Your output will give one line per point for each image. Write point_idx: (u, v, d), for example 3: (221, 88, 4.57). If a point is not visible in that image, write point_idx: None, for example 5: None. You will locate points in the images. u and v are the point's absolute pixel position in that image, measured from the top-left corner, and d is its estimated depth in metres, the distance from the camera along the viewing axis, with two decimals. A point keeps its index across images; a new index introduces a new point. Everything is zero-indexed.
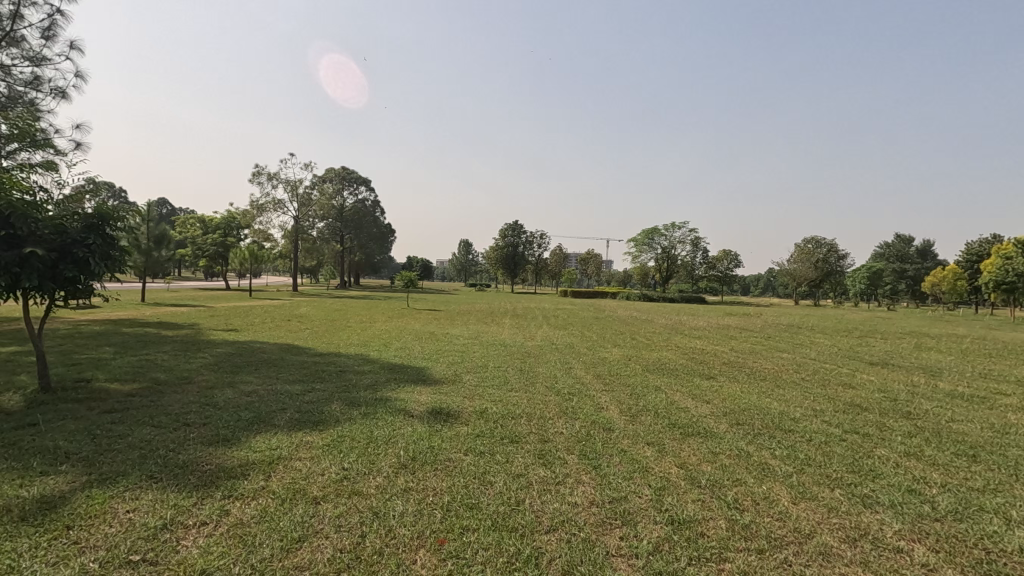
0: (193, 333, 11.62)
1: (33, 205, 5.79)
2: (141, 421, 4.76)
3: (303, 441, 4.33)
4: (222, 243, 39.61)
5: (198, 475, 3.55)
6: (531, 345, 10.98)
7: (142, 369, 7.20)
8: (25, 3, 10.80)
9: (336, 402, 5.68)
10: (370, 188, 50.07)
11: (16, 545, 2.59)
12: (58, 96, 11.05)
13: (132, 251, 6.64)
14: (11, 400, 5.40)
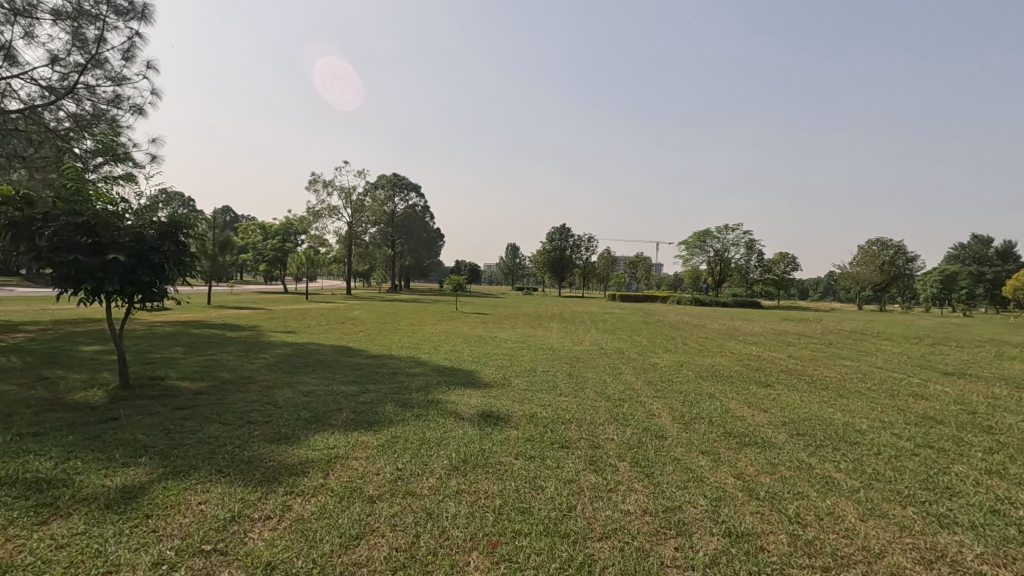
0: (255, 334, 12.19)
1: (115, 215, 6.24)
2: (209, 418, 5.03)
3: (358, 441, 4.47)
4: (281, 248, 41.40)
5: (262, 471, 3.72)
6: (579, 350, 10.91)
7: (209, 369, 7.62)
8: (109, 28, 11.67)
9: (389, 403, 5.83)
10: (420, 193, 51.14)
11: (102, 531, 2.79)
12: (136, 113, 11.87)
13: (203, 257, 7.04)
14: (95, 395, 5.82)
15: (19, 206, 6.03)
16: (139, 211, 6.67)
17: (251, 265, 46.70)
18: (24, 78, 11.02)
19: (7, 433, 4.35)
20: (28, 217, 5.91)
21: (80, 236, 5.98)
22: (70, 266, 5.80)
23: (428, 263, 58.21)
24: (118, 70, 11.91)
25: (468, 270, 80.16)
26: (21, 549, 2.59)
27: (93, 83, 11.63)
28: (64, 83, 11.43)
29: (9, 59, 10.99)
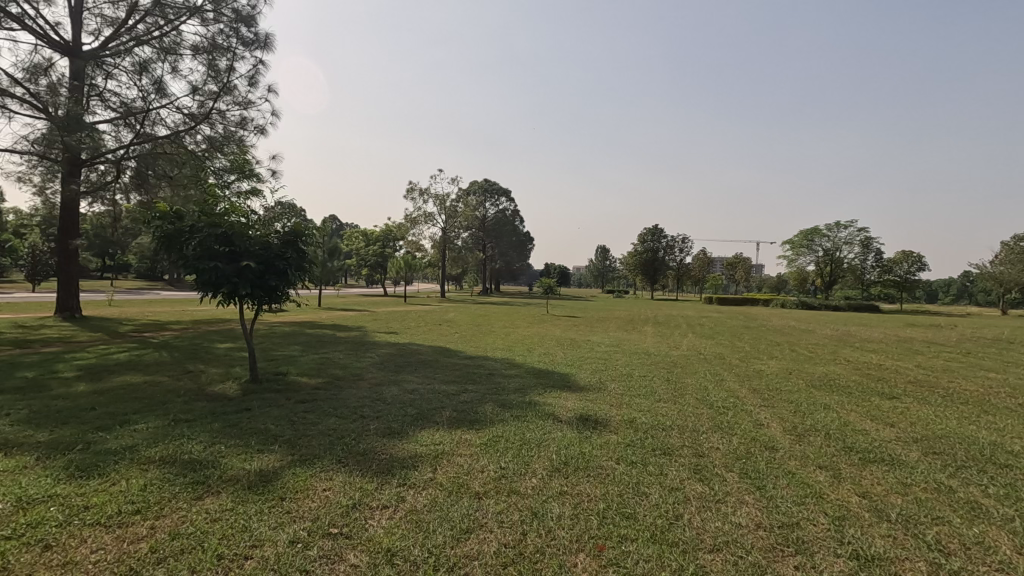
0: (361, 334, 13.00)
1: (247, 227, 6.94)
2: (326, 412, 5.44)
3: (462, 438, 4.65)
4: (381, 253, 43.84)
5: (377, 463, 3.98)
6: (676, 355, 10.55)
7: (324, 366, 8.26)
8: (237, 58, 13.04)
9: (489, 404, 5.99)
10: (510, 198, 52.01)
11: (247, 508, 3.13)
12: (260, 133, 13.14)
13: (321, 263, 7.62)
14: (230, 387, 6.52)
15: (171, 220, 6.92)
16: (267, 220, 7.35)
17: (355, 270, 49.94)
18: (170, 108, 12.59)
19: (165, 418, 4.99)
20: (178, 230, 6.77)
21: (218, 246, 6.73)
22: (211, 273, 6.55)
23: (518, 266, 58.95)
24: (245, 96, 13.26)
25: (557, 271, 81.55)
26: (183, 519, 2.97)
27: (225, 109, 13.04)
28: (202, 110, 12.91)
29: (158, 92, 12.60)
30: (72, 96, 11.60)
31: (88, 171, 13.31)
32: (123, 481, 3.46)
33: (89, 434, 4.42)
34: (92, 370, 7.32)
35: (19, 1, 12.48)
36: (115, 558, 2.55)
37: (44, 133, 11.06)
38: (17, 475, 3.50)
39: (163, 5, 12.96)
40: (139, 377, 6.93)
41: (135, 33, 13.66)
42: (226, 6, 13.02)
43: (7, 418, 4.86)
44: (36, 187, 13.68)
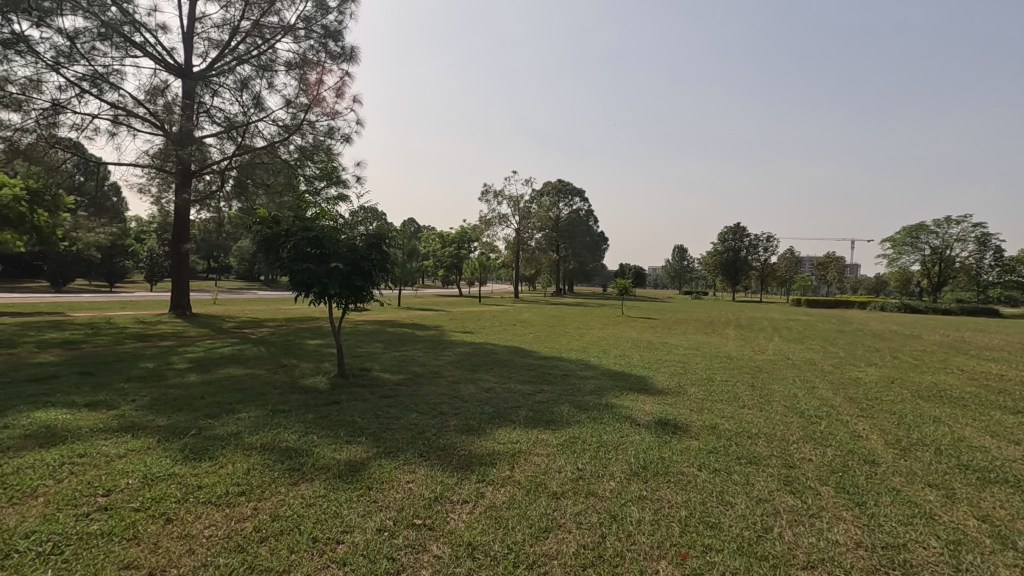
0: (438, 333, 13.38)
1: (336, 230, 7.36)
2: (408, 407, 5.65)
3: (539, 438, 4.67)
4: (457, 254, 44.88)
5: (457, 458, 4.08)
6: (762, 360, 10.01)
7: (404, 363, 8.58)
8: (326, 71, 13.85)
9: (566, 404, 5.97)
10: (583, 198, 51.63)
11: (338, 496, 3.32)
12: (346, 141, 13.87)
13: (404, 264, 7.90)
14: (320, 381, 6.93)
15: (270, 224, 7.48)
16: (354, 223, 7.74)
17: (431, 271, 51.49)
18: (267, 121, 13.60)
19: (264, 408, 5.39)
20: (275, 234, 7.31)
21: (310, 248, 7.17)
22: (305, 273, 7.02)
23: (591, 266, 58.29)
24: (333, 107, 14.06)
25: (634, 271, 80.34)
26: (283, 503, 3.19)
27: (315, 120, 13.89)
28: (294, 122, 13.82)
29: (257, 107, 13.63)
30: (185, 113, 12.80)
31: (196, 181, 14.61)
32: (230, 464, 3.77)
33: (200, 421, 4.85)
34: (201, 362, 8.04)
35: (142, 30, 13.95)
36: (226, 534, 2.79)
37: (162, 148, 12.29)
38: (142, 454, 3.92)
39: (262, 26, 14.02)
40: (241, 370, 7.52)
41: (237, 54, 14.86)
42: (317, 23, 13.88)
43: (133, 404, 5.44)
44: (154, 197, 15.22)
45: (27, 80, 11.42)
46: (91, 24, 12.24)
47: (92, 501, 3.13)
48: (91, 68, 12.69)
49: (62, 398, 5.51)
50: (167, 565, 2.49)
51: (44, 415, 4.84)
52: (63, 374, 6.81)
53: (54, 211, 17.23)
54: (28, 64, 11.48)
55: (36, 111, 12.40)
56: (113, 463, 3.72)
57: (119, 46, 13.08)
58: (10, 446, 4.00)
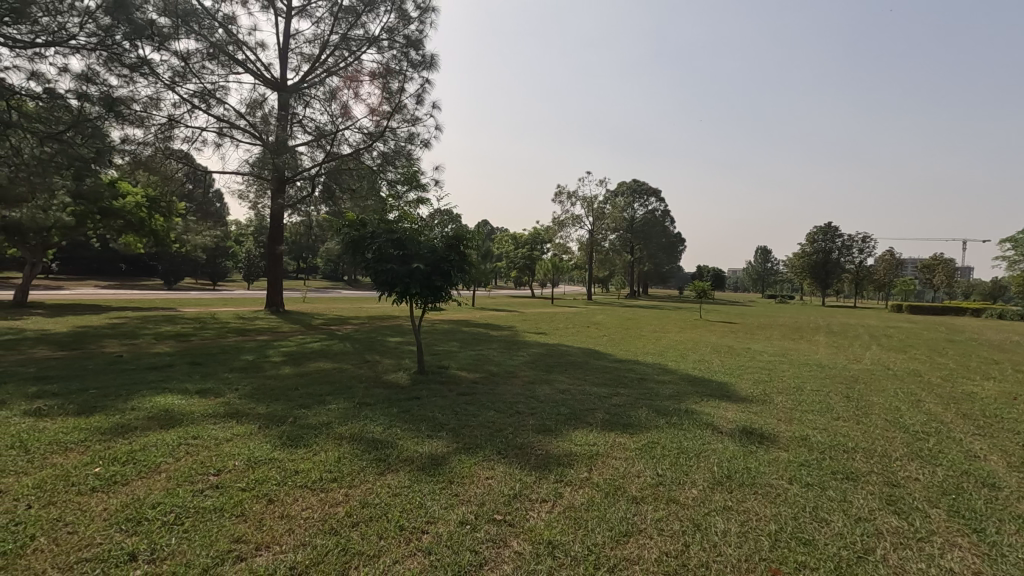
0: (513, 334, 13.51)
1: (417, 232, 7.63)
2: (485, 405, 5.75)
3: (616, 441, 4.61)
4: (529, 255, 45.10)
5: (534, 458, 4.11)
6: (857, 369, 9.29)
7: (481, 362, 8.74)
8: (406, 79, 14.42)
9: (643, 408, 5.85)
10: (659, 198, 50.30)
11: (422, 487, 3.45)
12: (426, 146, 14.36)
13: (481, 265, 8.03)
14: (401, 377, 7.23)
15: (357, 227, 7.86)
16: (435, 224, 7.94)
17: (505, 273, 52.03)
18: (353, 129, 14.35)
19: (351, 401, 5.69)
20: (361, 235, 7.69)
21: (393, 249, 7.48)
22: (388, 273, 7.36)
23: (668, 268, 56.52)
24: (414, 113, 14.58)
25: (712, 271, 77.86)
26: (371, 490, 3.37)
27: (396, 126, 14.49)
28: (378, 129, 14.47)
29: (344, 115, 14.40)
30: (280, 124, 13.76)
31: (289, 188, 15.64)
32: (323, 452, 4.02)
33: (294, 410, 5.20)
34: (294, 356, 8.62)
35: (244, 48, 15.14)
36: (322, 517, 2.98)
37: (260, 157, 13.28)
38: (246, 439, 4.26)
39: (349, 39, 14.79)
40: (329, 364, 7.99)
41: (327, 66, 15.77)
42: (399, 33, 14.47)
43: (237, 392, 5.93)
44: (253, 203, 16.45)
45: (148, 99, 12.72)
46: (201, 46, 13.44)
47: (206, 479, 3.44)
48: (201, 85, 13.91)
49: (178, 385, 6.10)
50: (271, 541, 2.69)
51: (163, 399, 5.38)
52: (177, 364, 7.54)
53: (167, 216, 18.94)
54: (149, 84, 12.78)
55: (155, 127, 13.79)
56: (222, 445, 4.08)
57: (224, 64, 14.27)
58: (137, 426, 4.49)
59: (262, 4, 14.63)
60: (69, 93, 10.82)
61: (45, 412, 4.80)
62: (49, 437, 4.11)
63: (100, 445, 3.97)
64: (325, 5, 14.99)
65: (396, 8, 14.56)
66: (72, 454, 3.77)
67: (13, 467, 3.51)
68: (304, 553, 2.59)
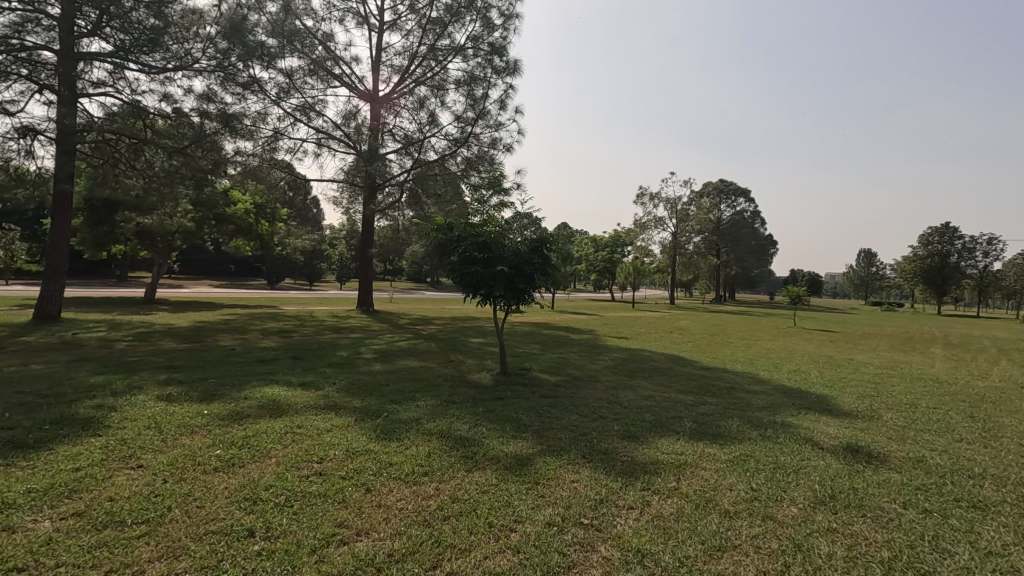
0: (594, 337, 13.38)
1: (502, 235, 7.76)
2: (568, 408, 5.74)
3: (706, 452, 4.43)
4: (610, 259, 44.47)
5: (620, 464, 4.05)
6: (984, 387, 8.32)
7: (562, 365, 8.75)
8: (491, 86, 14.75)
9: (735, 419, 5.60)
10: (748, 198, 47.91)
11: (509, 486, 3.50)
12: (509, 151, 14.59)
13: (564, 268, 8.03)
14: (485, 377, 7.39)
15: (444, 231, 8.09)
16: (518, 228, 8.02)
17: (584, 276, 51.64)
18: (440, 136, 14.90)
19: (438, 398, 5.89)
20: (448, 238, 7.94)
21: (478, 253, 7.68)
22: (473, 275, 7.57)
23: (758, 272, 53.60)
24: (497, 119, 14.87)
25: (808, 276, 72.70)
26: (461, 486, 3.48)
27: (480, 132, 14.85)
28: (463, 136, 14.91)
29: (431, 123, 14.96)
30: (372, 133, 14.54)
31: (380, 194, 16.45)
32: (413, 446, 4.20)
33: (386, 405, 5.46)
34: (384, 353, 9.05)
35: (341, 64, 16.15)
36: (415, 508, 3.11)
37: (354, 165, 14.09)
38: (344, 431, 4.53)
39: (436, 50, 15.34)
40: (416, 362, 8.32)
41: (415, 77, 16.44)
42: (484, 41, 14.82)
43: (334, 386, 6.33)
44: (346, 208, 17.45)
45: (257, 114, 13.91)
46: (303, 63, 14.49)
47: (310, 466, 3.70)
48: (303, 100, 14.99)
49: (283, 378, 6.61)
50: (370, 528, 2.85)
51: (271, 390, 5.85)
52: (282, 358, 8.16)
53: (272, 221, 20.84)
54: (259, 101, 13.96)
55: (262, 139, 15.03)
56: (323, 435, 4.37)
57: (323, 79, 15.29)
58: (250, 414, 4.91)
59: (357, 21, 15.52)
60: (192, 111, 12.07)
61: (174, 398, 5.37)
62: (178, 420, 4.59)
63: (220, 430, 4.38)
64: (415, 18, 15.63)
65: (481, 17, 14.92)
66: (197, 437, 4.19)
67: (151, 445, 3.96)
68: (400, 541, 2.72)
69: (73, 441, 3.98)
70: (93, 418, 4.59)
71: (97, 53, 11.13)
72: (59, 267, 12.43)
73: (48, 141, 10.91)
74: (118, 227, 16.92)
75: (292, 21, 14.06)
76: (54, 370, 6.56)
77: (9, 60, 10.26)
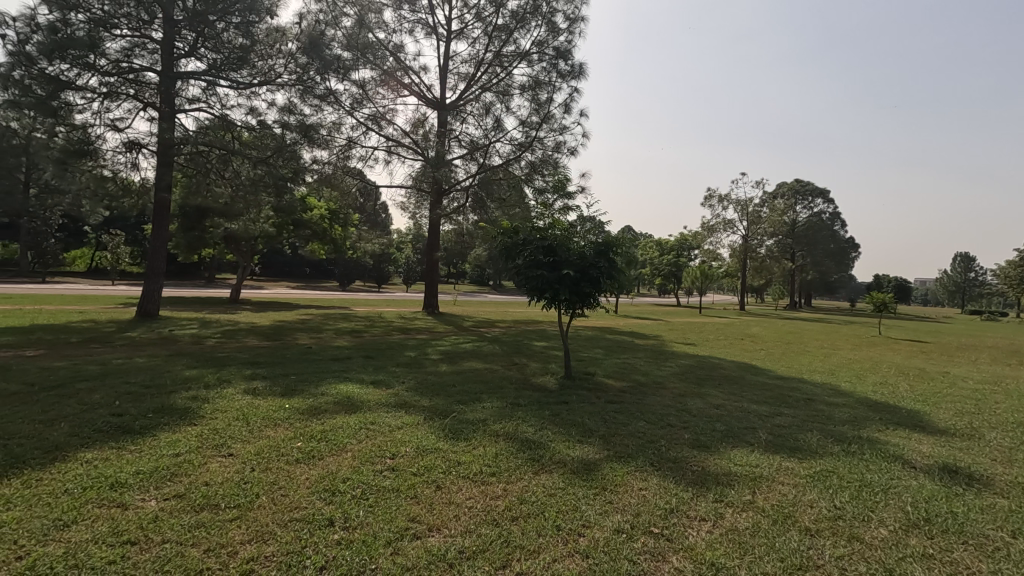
0: (659, 343, 13.06)
1: (567, 238, 7.72)
2: (635, 415, 5.63)
3: (783, 465, 4.23)
4: (675, 263, 43.28)
5: (691, 473, 3.94)
6: None
7: (627, 371, 8.60)
8: (556, 90, 14.77)
9: (815, 432, 5.29)
10: (827, 198, 45.23)
11: (576, 491, 3.49)
12: (573, 154, 14.55)
13: (631, 272, 7.89)
14: (549, 381, 7.40)
15: (510, 234, 8.15)
16: (585, 231, 7.95)
17: (648, 281, 50.46)
18: (505, 141, 15.08)
19: (503, 400, 5.94)
20: (513, 242, 8.01)
21: (544, 256, 7.69)
22: (538, 279, 7.62)
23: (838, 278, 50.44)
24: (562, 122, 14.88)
25: (895, 281, 67.62)
26: (528, 488, 3.50)
27: (544, 136, 14.91)
28: (527, 141, 15.02)
29: (496, 129, 15.18)
30: (439, 140, 14.92)
31: (445, 199, 16.83)
32: (481, 447, 4.26)
33: (454, 405, 5.59)
34: (450, 355, 9.26)
35: (411, 73, 16.69)
36: (484, 508, 3.16)
37: (422, 171, 14.50)
38: (414, 429, 4.67)
39: (502, 56, 15.55)
40: (481, 364, 8.44)
41: (481, 83, 16.70)
42: (549, 46, 14.89)
43: (403, 385, 6.54)
44: (414, 213, 17.98)
45: (333, 124, 14.62)
46: (375, 74, 15.09)
47: (384, 461, 3.85)
48: (375, 110, 15.63)
49: (356, 376, 6.90)
50: (441, 525, 2.93)
51: (345, 388, 6.11)
52: (354, 357, 8.51)
53: (345, 226, 21.76)
54: (334, 111, 14.69)
55: (337, 148, 15.80)
56: (394, 432, 4.52)
57: (394, 89, 15.86)
58: (327, 409, 5.15)
59: (426, 32, 15.99)
60: (275, 123, 12.86)
61: (258, 392, 5.73)
62: (263, 413, 4.90)
63: (300, 423, 4.63)
64: (481, 26, 15.89)
65: (547, 21, 14.98)
66: (281, 430, 4.45)
67: (239, 436, 4.25)
68: (471, 539, 2.77)
69: (173, 429, 4.34)
70: (188, 408, 4.98)
71: (193, 72, 12.10)
72: (158, 269, 13.55)
73: (150, 154, 11.95)
74: (208, 232, 18.26)
75: (365, 34, 14.68)
76: (155, 364, 7.16)
77: (119, 81, 11.35)
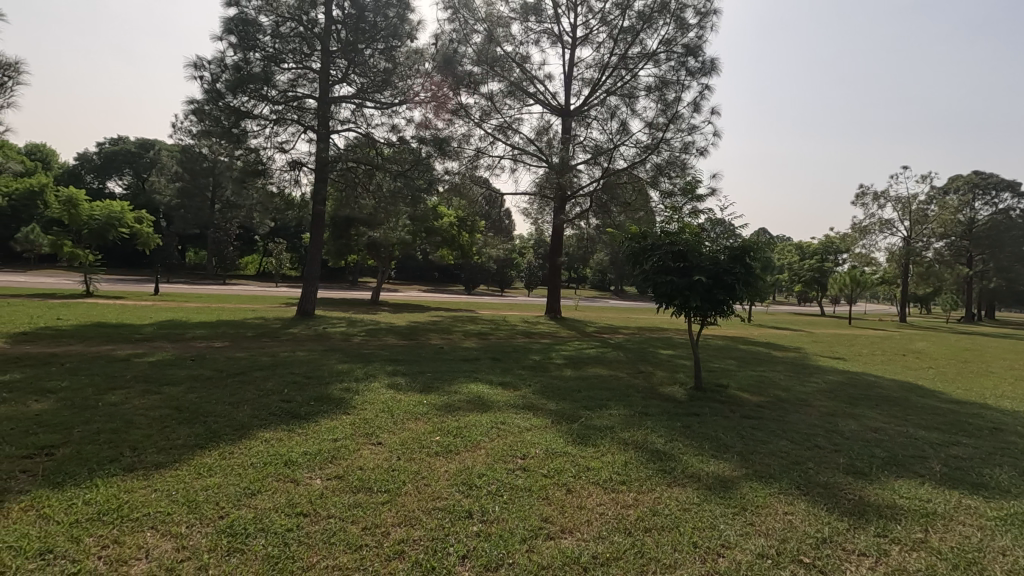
0: (801, 356, 11.93)
1: (699, 243, 7.37)
2: (776, 433, 5.23)
3: (963, 503, 3.66)
4: (819, 267, 39.32)
5: (846, 502, 3.57)
6: None
7: (765, 384, 8.01)
8: (684, 89, 14.21)
9: (1005, 468, 4.51)
10: (1017, 192, 38.24)
11: (713, 508, 3.33)
12: (703, 155, 13.89)
13: (770, 278, 7.33)
14: (678, 391, 7.13)
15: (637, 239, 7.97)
16: (719, 235, 7.55)
17: (787, 287, 46.39)
18: (630, 144, 14.83)
19: (630, 409, 5.84)
20: (640, 247, 7.83)
21: (673, 261, 7.43)
22: (668, 284, 7.39)
23: None
24: (690, 122, 14.24)
25: None
26: (661, 500, 3.40)
27: (672, 137, 14.38)
28: (654, 143, 14.61)
29: (621, 133, 14.97)
30: (563, 146, 15.06)
31: (569, 205, 16.93)
32: (610, 454, 4.23)
33: (580, 410, 5.62)
34: (574, 360, 9.29)
35: (536, 83, 17.04)
36: (615, 516, 3.14)
37: (546, 177, 14.72)
38: (542, 431, 4.78)
39: (628, 58, 15.31)
40: (606, 370, 8.37)
41: (606, 87, 16.58)
42: (677, 43, 14.37)
43: (530, 388, 6.70)
44: (537, 220, 18.30)
45: (463, 136, 15.41)
46: (502, 86, 15.65)
47: (515, 460, 3.98)
48: (502, 120, 16.21)
49: (485, 376, 7.21)
50: (573, 528, 2.96)
51: (476, 387, 6.41)
52: (483, 358, 8.89)
53: (472, 232, 22.79)
54: (465, 124, 15.48)
55: (467, 159, 16.63)
56: (523, 434, 4.64)
57: (520, 99, 16.34)
58: (460, 407, 5.45)
59: (552, 41, 16.26)
60: (412, 138, 13.87)
61: (399, 387, 6.22)
62: (404, 407, 5.30)
63: (437, 419, 4.95)
64: (606, 30, 15.79)
65: (675, 19, 14.47)
66: (420, 423, 4.79)
67: (386, 427, 4.64)
68: (604, 545, 2.77)
69: (332, 416, 4.87)
70: (343, 399, 5.55)
71: (345, 96, 13.46)
72: (313, 273, 15.24)
73: (310, 171, 13.52)
74: (353, 240, 20.20)
75: (494, 48, 15.29)
76: (313, 357, 8.06)
77: (286, 109, 12.96)
